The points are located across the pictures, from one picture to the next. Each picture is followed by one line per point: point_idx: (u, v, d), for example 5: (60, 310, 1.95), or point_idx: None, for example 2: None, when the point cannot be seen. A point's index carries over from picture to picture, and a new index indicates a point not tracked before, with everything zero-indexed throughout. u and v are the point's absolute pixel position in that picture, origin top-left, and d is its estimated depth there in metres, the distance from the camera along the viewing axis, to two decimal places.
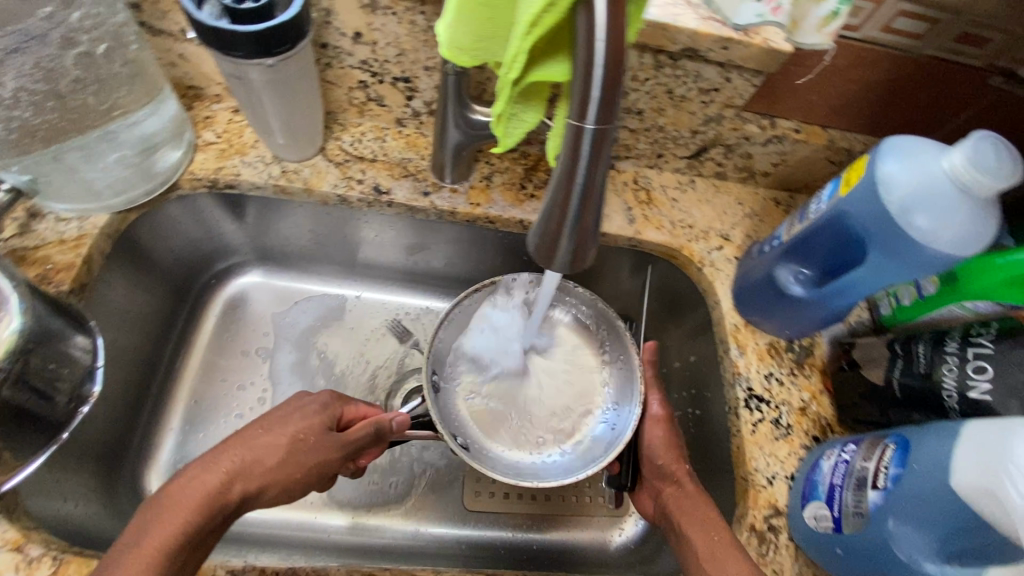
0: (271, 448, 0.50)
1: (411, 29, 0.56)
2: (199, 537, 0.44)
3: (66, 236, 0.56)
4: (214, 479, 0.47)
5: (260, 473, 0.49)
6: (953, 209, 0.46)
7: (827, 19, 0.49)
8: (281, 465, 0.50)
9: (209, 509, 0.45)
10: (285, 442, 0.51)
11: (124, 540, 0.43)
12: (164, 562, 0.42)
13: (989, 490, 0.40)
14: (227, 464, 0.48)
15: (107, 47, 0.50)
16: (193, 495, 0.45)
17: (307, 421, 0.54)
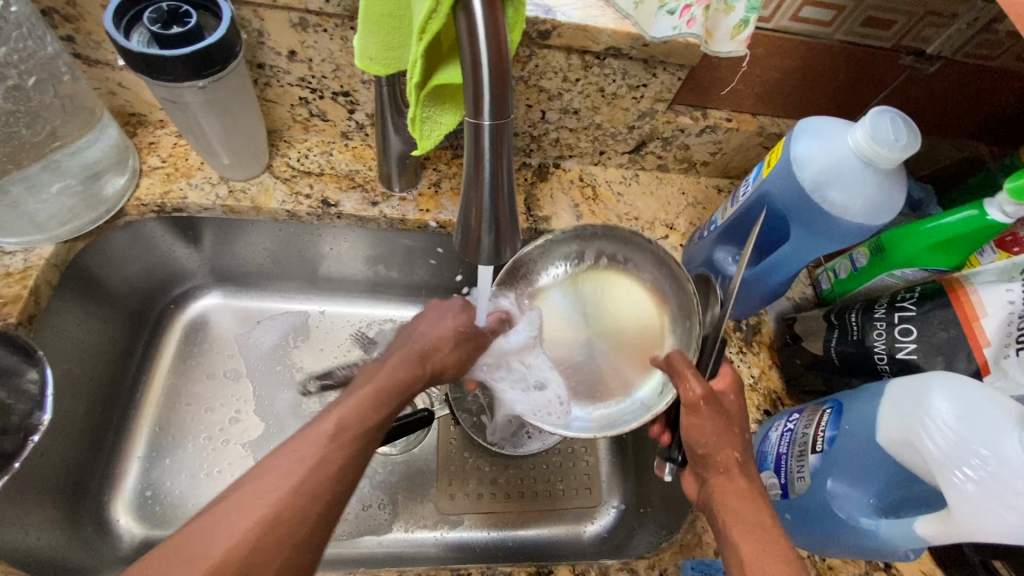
0: (416, 357, 0.51)
1: (343, 45, 0.58)
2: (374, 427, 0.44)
3: (11, 269, 0.56)
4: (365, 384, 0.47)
5: (397, 375, 0.50)
6: (861, 182, 0.49)
7: (737, 28, 0.50)
8: (420, 374, 0.51)
9: (381, 402, 0.46)
10: (419, 353, 0.52)
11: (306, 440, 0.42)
12: (351, 447, 0.42)
13: (911, 442, 0.42)
14: (381, 371, 0.49)
15: (37, 79, 0.51)
16: (365, 392, 0.46)
17: (458, 335, 0.56)
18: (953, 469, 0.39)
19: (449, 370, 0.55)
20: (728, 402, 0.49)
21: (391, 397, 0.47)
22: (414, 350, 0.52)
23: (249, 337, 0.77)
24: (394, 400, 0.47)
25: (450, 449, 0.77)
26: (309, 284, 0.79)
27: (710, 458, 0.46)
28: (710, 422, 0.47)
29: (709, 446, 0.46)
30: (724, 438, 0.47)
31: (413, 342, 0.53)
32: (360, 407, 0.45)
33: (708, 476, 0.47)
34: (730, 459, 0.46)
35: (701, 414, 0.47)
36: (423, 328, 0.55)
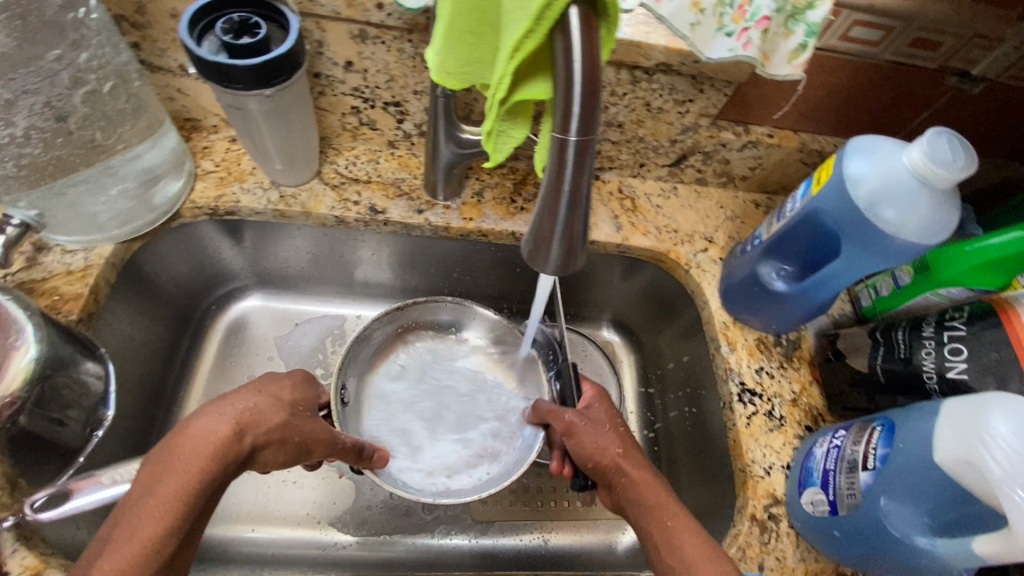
0: (223, 435, 0.43)
1: (399, 56, 0.59)
2: (200, 497, 0.41)
3: (73, 267, 0.58)
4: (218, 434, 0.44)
5: (261, 429, 0.46)
6: (916, 202, 0.49)
7: (795, 52, 0.52)
8: (233, 455, 0.44)
9: (207, 483, 0.42)
10: (232, 427, 0.44)
11: (132, 498, 0.41)
12: (162, 522, 0.39)
13: (969, 462, 0.42)
14: (172, 470, 0.41)
15: (112, 85, 0.53)
16: (157, 506, 0.40)
17: (287, 402, 0.49)
18: (1013, 488, 0.39)
19: (273, 439, 0.47)
20: (597, 413, 0.59)
21: (197, 493, 0.41)
22: (224, 423, 0.44)
23: (290, 339, 0.78)
24: (192, 509, 0.41)
25: None
26: (347, 289, 0.80)
27: (601, 466, 0.55)
28: (587, 437, 0.56)
29: (597, 455, 0.55)
30: (604, 444, 0.55)
31: (220, 415, 0.44)
32: (150, 534, 0.39)
33: (611, 481, 0.55)
34: (618, 459, 0.54)
35: (580, 432, 0.57)
36: (226, 401, 0.46)
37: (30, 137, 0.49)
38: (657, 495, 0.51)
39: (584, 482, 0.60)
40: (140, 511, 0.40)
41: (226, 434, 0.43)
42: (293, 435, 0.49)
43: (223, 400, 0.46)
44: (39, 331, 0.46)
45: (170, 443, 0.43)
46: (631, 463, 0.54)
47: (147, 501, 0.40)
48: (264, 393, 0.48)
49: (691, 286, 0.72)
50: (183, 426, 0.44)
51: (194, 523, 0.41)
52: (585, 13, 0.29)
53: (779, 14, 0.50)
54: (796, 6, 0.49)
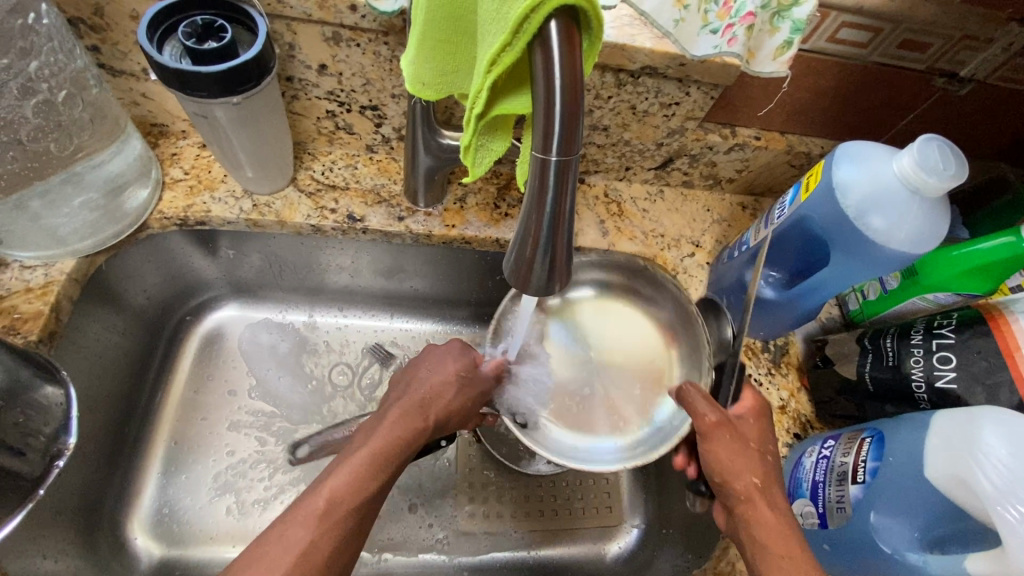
0: (413, 406, 0.54)
1: (375, 60, 0.57)
2: (394, 459, 0.50)
3: (32, 284, 0.55)
4: (408, 414, 0.53)
5: (440, 405, 0.55)
6: (907, 210, 0.48)
7: (781, 49, 0.50)
8: (420, 429, 0.53)
9: (397, 447, 0.50)
10: (413, 411, 0.53)
11: (344, 456, 0.50)
12: (368, 478, 0.48)
13: (961, 478, 0.42)
14: (373, 438, 0.50)
15: (66, 94, 0.50)
16: (361, 466, 0.48)
17: (455, 377, 0.57)
18: (1005, 506, 0.38)
19: (449, 415, 0.56)
20: (746, 429, 0.53)
21: (389, 459, 0.50)
22: (398, 414, 0.53)
23: (266, 351, 0.76)
24: (388, 464, 0.49)
25: (470, 465, 0.75)
26: (327, 298, 0.78)
27: (730, 488, 0.50)
28: (722, 448, 0.51)
29: (727, 474, 0.50)
30: (743, 467, 0.50)
31: (412, 397, 0.54)
32: (358, 471, 0.48)
33: (732, 504, 0.50)
34: (751, 486, 0.49)
35: (716, 444, 0.51)
36: (411, 389, 0.55)
37: None
38: (762, 491, 0.49)
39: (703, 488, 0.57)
40: (346, 470, 0.48)
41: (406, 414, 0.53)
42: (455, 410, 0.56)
43: (410, 385, 0.56)
44: None
45: (381, 416, 0.53)
46: (748, 468, 0.50)
47: (360, 450, 0.49)
48: (445, 369, 0.57)
49: None
50: (387, 409, 0.54)
51: (383, 485, 0.49)
52: (566, 25, 0.27)
53: (765, 10, 0.48)
54: (781, 2, 0.47)
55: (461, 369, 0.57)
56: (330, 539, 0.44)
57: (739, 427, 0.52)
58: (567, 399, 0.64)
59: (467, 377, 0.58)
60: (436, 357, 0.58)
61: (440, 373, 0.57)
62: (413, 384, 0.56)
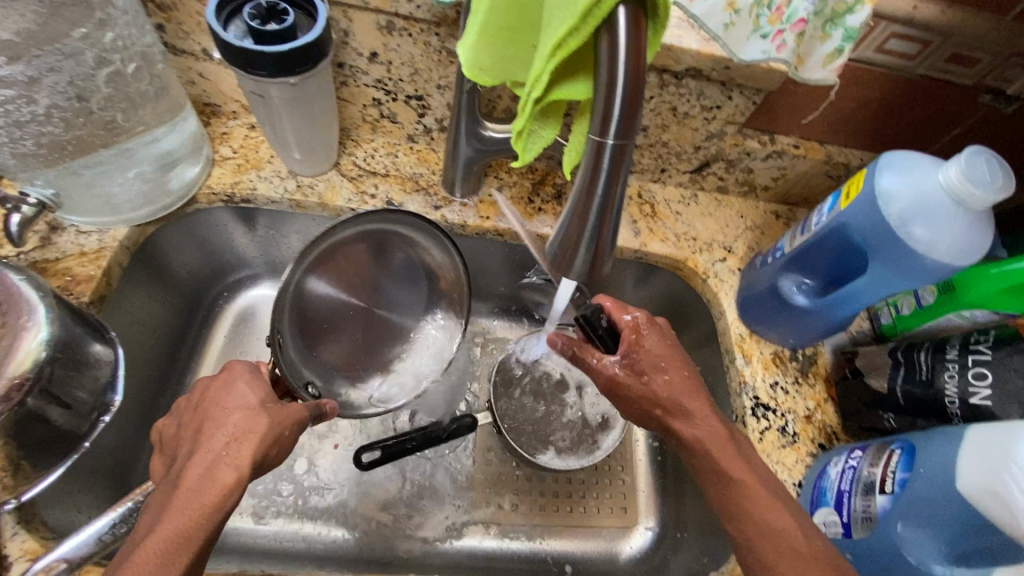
0: (203, 471, 0.41)
1: (425, 50, 0.58)
2: (198, 529, 0.39)
3: (86, 249, 0.57)
4: (226, 463, 0.42)
5: (258, 442, 0.44)
6: (950, 220, 0.48)
7: (831, 56, 0.50)
8: (237, 482, 0.42)
9: (216, 512, 0.40)
10: (228, 462, 0.42)
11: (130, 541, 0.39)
12: (165, 563, 0.38)
13: (994, 491, 0.41)
14: (170, 511, 0.39)
15: (136, 66, 0.52)
16: (155, 549, 0.38)
17: (256, 402, 0.47)
18: None
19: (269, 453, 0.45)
20: (644, 359, 0.51)
21: (195, 532, 0.39)
22: (219, 464, 0.42)
23: None
24: (187, 547, 0.39)
25: (489, 456, 0.76)
26: None
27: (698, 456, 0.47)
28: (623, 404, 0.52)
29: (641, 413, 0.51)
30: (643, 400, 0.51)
31: (206, 453, 0.42)
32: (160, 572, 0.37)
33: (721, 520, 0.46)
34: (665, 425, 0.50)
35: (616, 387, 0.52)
36: (211, 433, 0.44)
37: (51, 116, 0.48)
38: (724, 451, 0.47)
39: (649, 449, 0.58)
40: (131, 565, 0.37)
41: (230, 479, 0.41)
42: (277, 443, 0.46)
43: (207, 437, 0.43)
44: (51, 313, 0.45)
45: (168, 490, 0.42)
46: (645, 401, 0.50)
47: (139, 555, 0.38)
48: (235, 411, 0.45)
49: (707, 296, 0.71)
50: (178, 475, 0.42)
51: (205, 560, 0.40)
52: (633, 12, 0.28)
53: (817, 17, 0.48)
54: (835, 9, 0.47)
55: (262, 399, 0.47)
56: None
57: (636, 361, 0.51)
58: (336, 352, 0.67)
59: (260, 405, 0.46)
60: (225, 391, 0.47)
61: (232, 414, 0.45)
62: (202, 435, 0.44)
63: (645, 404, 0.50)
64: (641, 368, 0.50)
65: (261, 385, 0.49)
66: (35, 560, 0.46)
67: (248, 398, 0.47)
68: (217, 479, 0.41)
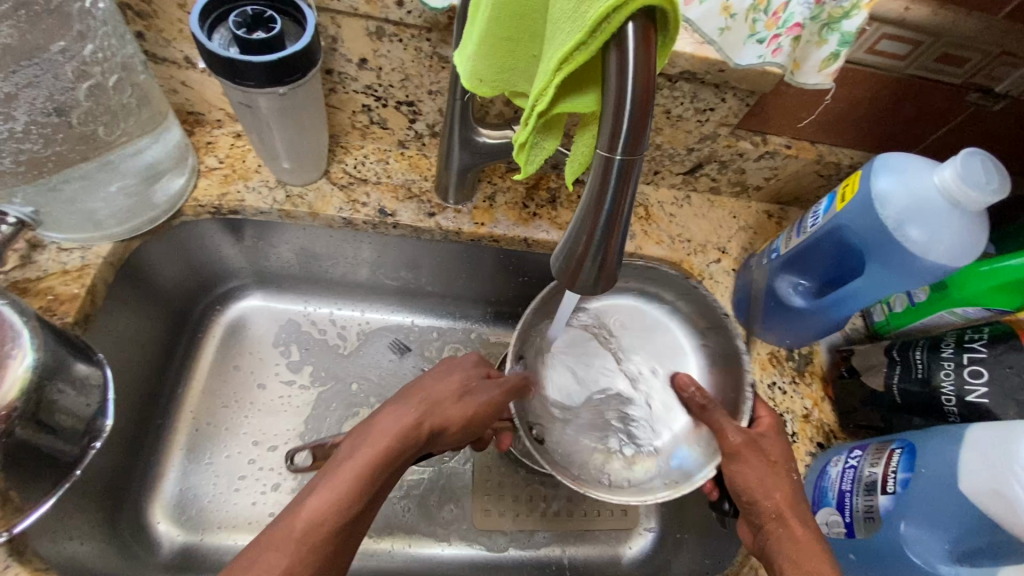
0: (404, 422, 0.49)
1: (416, 55, 0.57)
2: (378, 474, 0.46)
3: (69, 266, 0.55)
4: (408, 417, 0.49)
5: (443, 411, 0.52)
6: (947, 222, 0.49)
7: (826, 61, 0.50)
8: (415, 439, 0.49)
9: (395, 453, 0.47)
10: (415, 415, 0.50)
11: (341, 453, 0.47)
12: (345, 501, 0.43)
13: (997, 491, 0.42)
14: (368, 445, 0.47)
15: (117, 78, 0.50)
16: (349, 475, 0.45)
17: (459, 387, 0.54)
18: None
19: (450, 425, 0.52)
20: (768, 446, 0.55)
21: (389, 460, 0.46)
22: (410, 412, 0.50)
23: (289, 343, 0.75)
24: (372, 482, 0.45)
25: (488, 464, 0.75)
26: (348, 291, 0.78)
27: (761, 504, 0.51)
28: (750, 468, 0.53)
29: (757, 493, 0.52)
30: (770, 483, 0.52)
31: (406, 402, 0.51)
32: (340, 493, 0.43)
33: (761, 526, 0.51)
34: (781, 505, 0.51)
35: (743, 462, 0.54)
36: (414, 395, 0.52)
37: (30, 133, 0.46)
38: (791, 507, 0.51)
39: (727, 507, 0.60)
40: (327, 480, 0.45)
41: (409, 423, 0.49)
42: (464, 423, 0.53)
43: (412, 394, 0.52)
44: (35, 337, 0.44)
45: (361, 432, 0.49)
46: (757, 474, 0.53)
47: (345, 466, 0.45)
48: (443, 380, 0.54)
49: None
50: (373, 416, 0.50)
51: (371, 503, 0.45)
52: (643, 26, 0.27)
53: (814, 22, 0.48)
54: (831, 14, 0.47)
55: (462, 389, 0.54)
56: (311, 561, 0.41)
57: (761, 443, 0.55)
58: (589, 422, 0.64)
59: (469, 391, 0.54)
60: (444, 374, 0.55)
61: (441, 384, 0.53)
62: (409, 393, 0.52)
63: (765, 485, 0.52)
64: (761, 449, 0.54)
65: (478, 371, 0.57)
66: None
67: (454, 388, 0.54)
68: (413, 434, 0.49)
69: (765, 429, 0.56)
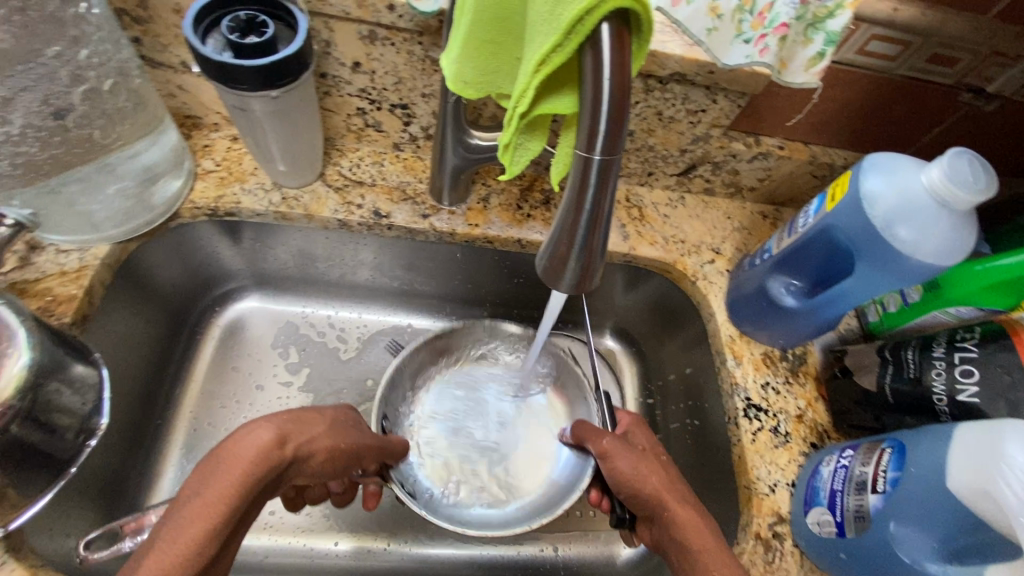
0: (269, 443, 0.42)
1: (409, 59, 0.58)
2: (232, 510, 0.38)
3: (67, 267, 0.56)
4: (269, 435, 0.42)
5: (304, 436, 0.45)
6: (934, 221, 0.49)
7: (813, 60, 0.50)
8: (277, 463, 0.42)
9: (243, 491, 0.38)
10: (277, 434, 0.43)
11: (174, 502, 0.38)
12: (187, 559, 0.35)
13: (984, 490, 0.42)
14: (216, 477, 0.39)
15: (112, 82, 0.51)
16: (194, 518, 0.36)
17: (328, 420, 0.50)
18: None
19: (313, 449, 0.46)
20: (637, 440, 0.60)
21: (234, 506, 0.38)
22: (269, 430, 0.43)
23: (288, 344, 0.76)
24: (239, 509, 0.38)
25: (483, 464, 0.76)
26: (345, 293, 0.78)
27: (641, 493, 0.53)
28: (624, 461, 0.55)
29: (636, 482, 0.53)
30: (644, 471, 0.54)
31: (266, 421, 0.43)
32: (174, 563, 0.34)
33: (650, 512, 0.52)
34: (660, 491, 0.52)
35: (617, 456, 0.56)
36: (268, 413, 0.44)
37: (25, 136, 0.47)
38: (671, 497, 0.51)
39: (624, 513, 0.59)
40: (175, 524, 0.36)
41: (259, 447, 0.41)
42: (328, 452, 0.48)
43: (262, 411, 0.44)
44: (32, 336, 0.45)
45: (208, 468, 0.39)
46: (644, 464, 0.55)
47: (190, 506, 0.37)
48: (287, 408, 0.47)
49: (697, 298, 0.71)
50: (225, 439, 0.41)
51: (219, 552, 0.37)
52: (617, 27, 0.28)
53: (799, 22, 0.48)
54: (816, 14, 0.47)
55: (334, 418, 0.51)
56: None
57: (629, 442, 0.60)
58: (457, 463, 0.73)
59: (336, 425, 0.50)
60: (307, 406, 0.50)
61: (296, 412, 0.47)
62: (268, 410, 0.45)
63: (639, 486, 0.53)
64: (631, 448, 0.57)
65: (343, 411, 0.53)
66: None
67: (321, 415, 0.49)
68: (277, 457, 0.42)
69: (629, 426, 0.64)
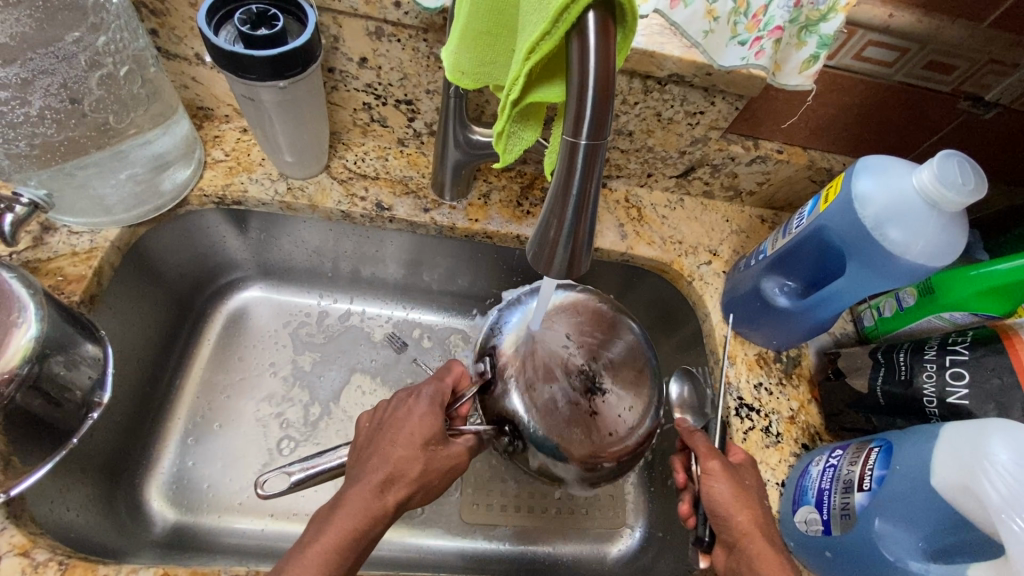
0: (372, 489, 0.48)
1: (414, 55, 0.59)
2: (360, 542, 0.46)
3: (78, 248, 0.58)
4: (376, 477, 0.48)
5: (411, 475, 0.49)
6: (923, 222, 0.49)
7: (807, 62, 0.52)
8: (379, 504, 0.47)
9: (360, 532, 0.46)
10: (385, 475, 0.48)
11: (313, 525, 0.46)
12: (332, 563, 0.44)
13: (967, 488, 0.42)
14: (337, 523, 0.45)
15: (127, 69, 0.53)
16: (320, 549, 0.44)
17: (421, 424, 0.52)
18: (1011, 516, 0.39)
19: (416, 489, 0.50)
20: (744, 474, 0.54)
21: (351, 545, 0.45)
22: (380, 470, 0.48)
23: (289, 335, 0.77)
24: (356, 546, 0.45)
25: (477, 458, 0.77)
26: (347, 284, 0.79)
27: (732, 521, 0.51)
28: (722, 485, 0.52)
29: (730, 508, 0.51)
30: (738, 504, 0.51)
31: (375, 463, 0.49)
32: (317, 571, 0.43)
33: (731, 541, 0.50)
34: (750, 524, 0.50)
35: (719, 479, 0.52)
36: (383, 448, 0.50)
37: (44, 118, 0.49)
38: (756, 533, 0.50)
39: (703, 534, 0.56)
40: (312, 551, 0.44)
41: (378, 480, 0.48)
42: (424, 487, 0.51)
43: (382, 444, 0.50)
44: (41, 310, 0.46)
45: (340, 497, 0.47)
46: (733, 490, 0.52)
47: (315, 544, 0.44)
48: (408, 424, 0.52)
49: (693, 298, 0.72)
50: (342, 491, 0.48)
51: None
52: (602, 17, 0.29)
53: (793, 24, 0.50)
54: (809, 17, 0.49)
55: (426, 440, 0.51)
56: None
57: (738, 471, 0.54)
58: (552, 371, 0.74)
59: (421, 445, 0.51)
60: (404, 422, 0.52)
61: (398, 450, 0.50)
62: (371, 463, 0.49)
63: (728, 529, 0.51)
64: (735, 478, 0.53)
65: (431, 426, 0.52)
66: (21, 555, 0.46)
67: (415, 439, 0.51)
68: (379, 498, 0.47)
69: (743, 459, 0.56)
